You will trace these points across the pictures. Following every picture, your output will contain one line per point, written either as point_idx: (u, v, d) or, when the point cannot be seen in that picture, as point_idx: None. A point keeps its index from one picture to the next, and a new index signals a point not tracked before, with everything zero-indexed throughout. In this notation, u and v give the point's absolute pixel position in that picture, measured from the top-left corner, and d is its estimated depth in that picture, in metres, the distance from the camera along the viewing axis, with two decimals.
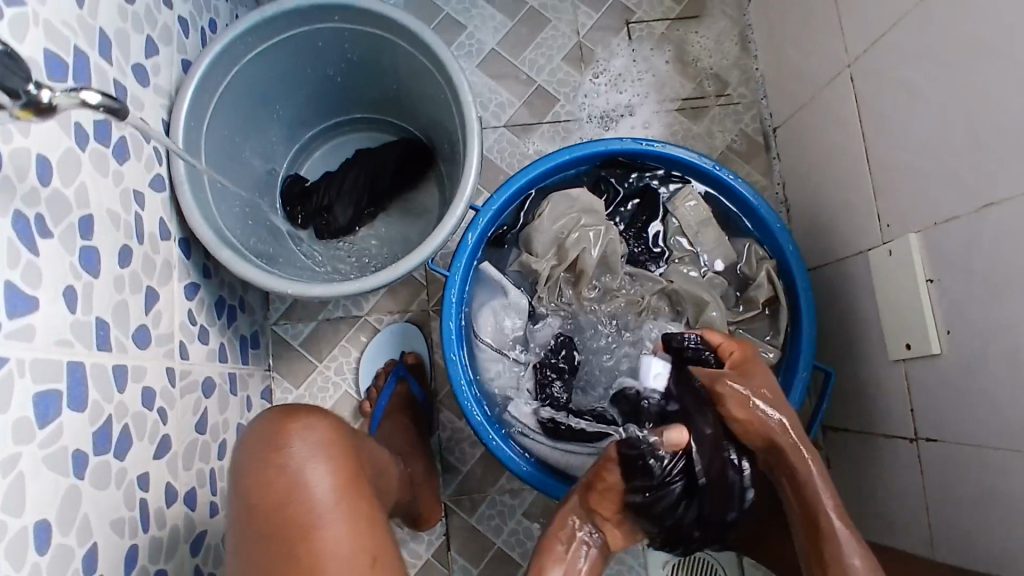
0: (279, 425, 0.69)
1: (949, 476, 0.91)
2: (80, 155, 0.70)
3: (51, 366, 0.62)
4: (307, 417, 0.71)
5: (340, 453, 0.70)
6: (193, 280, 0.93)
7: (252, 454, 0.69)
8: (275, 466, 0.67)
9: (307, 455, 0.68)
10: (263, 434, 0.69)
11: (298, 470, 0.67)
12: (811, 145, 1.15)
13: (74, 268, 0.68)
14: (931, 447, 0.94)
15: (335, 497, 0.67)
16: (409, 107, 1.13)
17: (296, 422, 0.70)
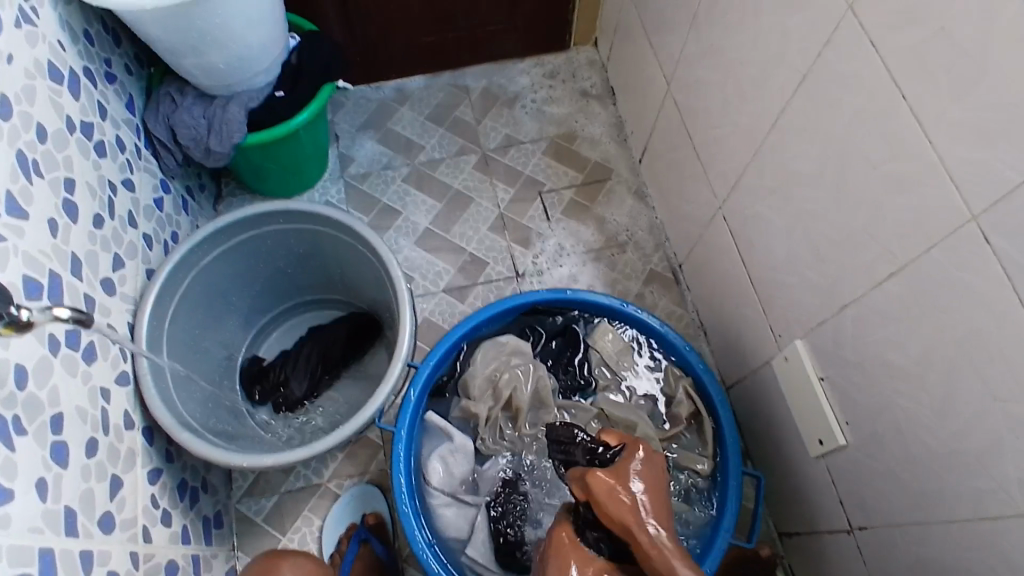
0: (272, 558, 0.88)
1: (887, 560, 0.96)
2: (53, 360, 0.81)
3: (25, 550, 0.68)
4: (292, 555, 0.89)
5: None
6: (155, 465, 1.00)
7: None
8: None
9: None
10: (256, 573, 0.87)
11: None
12: (709, 275, 1.31)
13: (46, 462, 0.76)
14: (864, 535, 0.99)
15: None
16: (353, 287, 1.27)
17: (288, 553, 0.89)
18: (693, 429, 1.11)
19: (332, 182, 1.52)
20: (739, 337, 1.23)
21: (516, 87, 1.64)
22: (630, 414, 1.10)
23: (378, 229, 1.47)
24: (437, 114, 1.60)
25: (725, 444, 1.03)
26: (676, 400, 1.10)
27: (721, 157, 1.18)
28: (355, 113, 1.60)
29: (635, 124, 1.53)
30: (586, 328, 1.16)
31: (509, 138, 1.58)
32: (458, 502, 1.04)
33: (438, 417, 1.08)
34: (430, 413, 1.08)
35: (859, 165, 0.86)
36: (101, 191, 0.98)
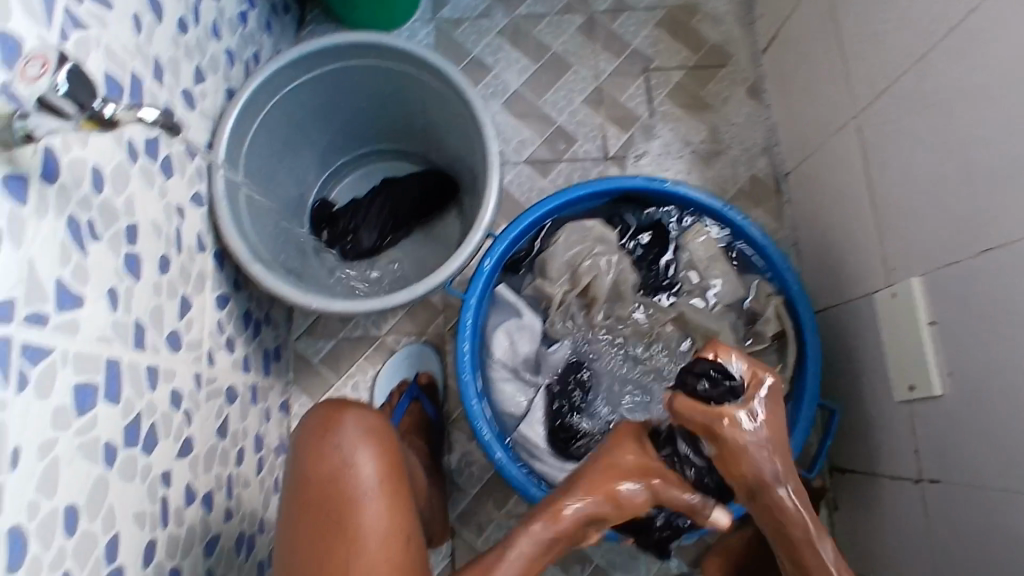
0: (335, 408, 0.79)
1: (953, 517, 0.91)
2: (129, 169, 0.77)
3: (91, 360, 0.68)
4: (357, 407, 0.80)
5: (384, 440, 0.78)
6: (224, 292, 0.98)
7: (308, 433, 0.78)
8: (330, 449, 0.76)
9: (354, 442, 0.76)
10: (316, 419, 0.79)
11: (344, 453, 0.75)
12: (820, 190, 1.19)
13: (119, 271, 0.74)
14: (933, 488, 0.94)
15: (379, 482, 0.75)
16: (436, 141, 1.20)
17: (353, 406, 0.81)
18: (776, 349, 1.03)
19: (423, 24, 1.39)
20: (840, 263, 1.13)
21: None
22: (713, 323, 1.02)
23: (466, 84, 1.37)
24: None
25: (805, 372, 0.98)
26: (766, 316, 1.02)
27: (872, 57, 1.02)
28: None
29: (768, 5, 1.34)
30: (680, 227, 1.07)
31: (622, 1, 1.41)
32: (519, 381, 1.02)
33: (510, 292, 1.04)
34: (502, 285, 1.04)
35: None
36: None
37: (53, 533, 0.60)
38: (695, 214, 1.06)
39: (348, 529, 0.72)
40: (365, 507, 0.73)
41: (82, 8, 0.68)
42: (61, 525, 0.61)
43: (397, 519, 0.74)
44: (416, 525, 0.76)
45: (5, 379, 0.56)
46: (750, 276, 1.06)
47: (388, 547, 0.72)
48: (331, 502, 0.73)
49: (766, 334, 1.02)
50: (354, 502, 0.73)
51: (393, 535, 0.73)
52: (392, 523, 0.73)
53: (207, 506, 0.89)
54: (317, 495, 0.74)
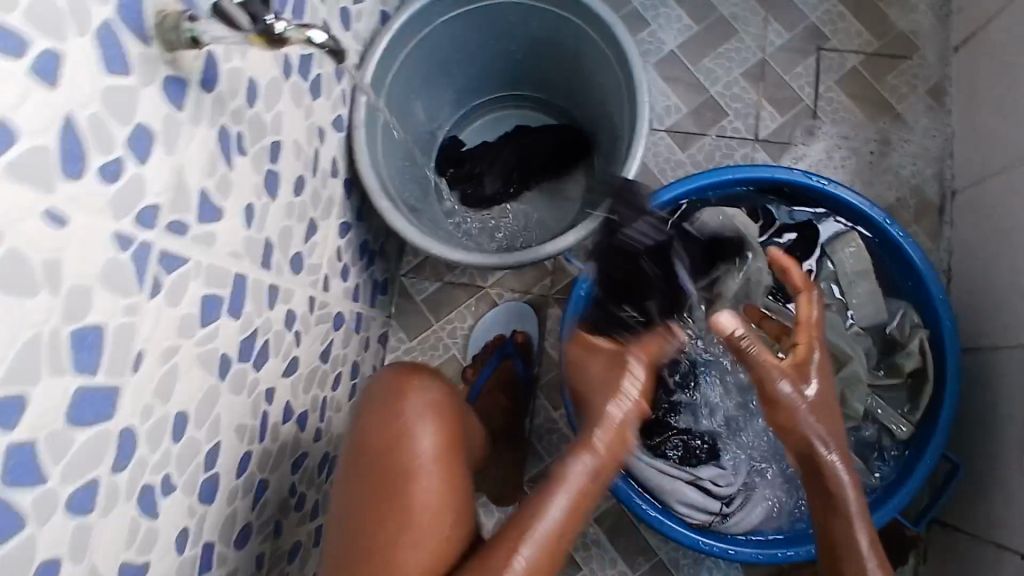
0: (404, 379, 0.77)
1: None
2: (282, 85, 0.75)
3: (222, 275, 0.68)
4: (425, 377, 0.77)
5: (446, 416, 0.75)
6: (347, 219, 0.98)
7: (374, 396, 0.76)
8: (392, 415, 0.73)
9: (418, 415, 0.73)
10: (385, 385, 0.77)
11: (406, 423, 0.72)
12: (995, 219, 1.04)
13: (257, 189, 0.74)
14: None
15: (437, 455, 0.72)
16: (578, 96, 1.14)
17: (419, 377, 0.78)
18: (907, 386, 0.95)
19: None
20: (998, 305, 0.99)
21: None
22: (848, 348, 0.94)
23: None
24: None
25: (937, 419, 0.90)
26: (908, 350, 0.93)
27: None
28: None
29: None
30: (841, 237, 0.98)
31: None
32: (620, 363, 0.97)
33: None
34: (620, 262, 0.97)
35: None
36: None
37: (161, 434, 0.62)
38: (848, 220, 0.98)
39: (399, 501, 0.69)
40: (420, 482, 0.70)
41: None
42: (170, 428, 0.63)
43: (449, 495, 0.71)
44: (467, 508, 0.74)
45: (141, 283, 0.56)
46: (896, 302, 0.96)
47: (437, 524, 0.70)
48: (383, 470, 0.71)
49: (903, 368, 0.94)
50: (411, 473, 0.70)
51: (443, 516, 0.70)
52: (444, 504, 0.71)
53: (302, 425, 0.92)
54: (370, 459, 0.72)
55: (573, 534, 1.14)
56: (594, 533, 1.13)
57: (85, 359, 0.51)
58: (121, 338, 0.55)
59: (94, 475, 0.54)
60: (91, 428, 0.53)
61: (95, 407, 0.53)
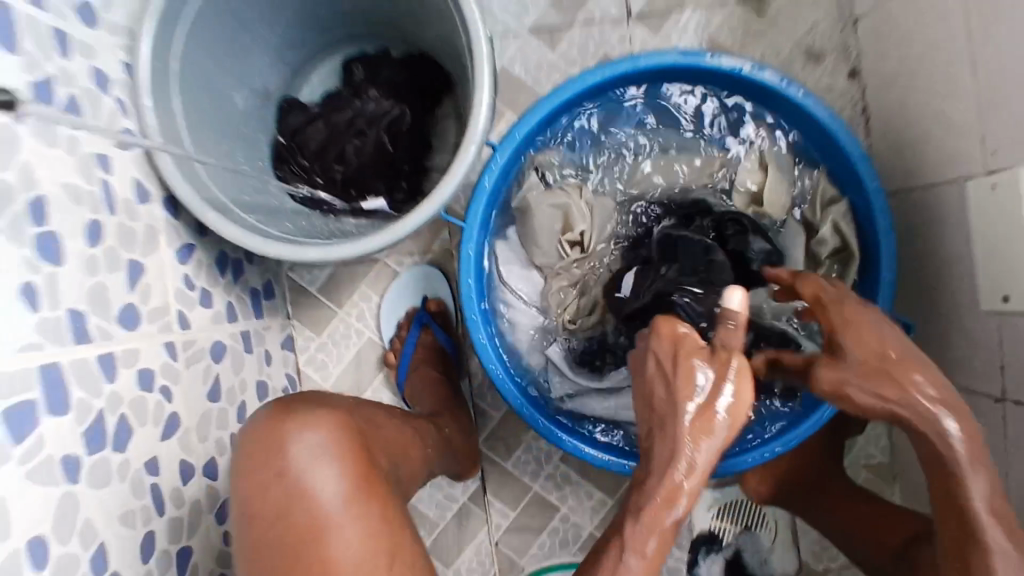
0: (274, 422, 0.63)
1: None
2: (18, 129, 0.60)
3: (17, 378, 0.58)
4: (306, 411, 0.64)
5: (347, 450, 0.63)
6: (187, 241, 0.85)
7: (249, 447, 0.63)
8: (279, 474, 0.60)
9: (308, 454, 0.61)
10: (261, 433, 0.63)
11: (301, 474, 0.60)
12: (902, 41, 0.93)
13: (32, 262, 0.61)
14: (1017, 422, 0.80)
15: (345, 496, 0.61)
16: (411, 19, 0.96)
17: (301, 409, 0.65)
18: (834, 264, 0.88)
19: None
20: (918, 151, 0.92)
21: None
22: (782, 193, 0.91)
23: None
24: None
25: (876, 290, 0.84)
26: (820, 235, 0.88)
27: None
28: None
29: None
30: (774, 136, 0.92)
31: None
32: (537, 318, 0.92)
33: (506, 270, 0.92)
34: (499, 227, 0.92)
35: None
36: None
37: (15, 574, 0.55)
38: (742, 94, 0.90)
39: (315, 544, 0.59)
40: (331, 532, 0.59)
41: None
42: (26, 562, 0.57)
43: (375, 534, 0.61)
44: (402, 528, 0.63)
45: None
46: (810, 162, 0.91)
47: (366, 567, 0.59)
48: (292, 531, 0.59)
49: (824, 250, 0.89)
50: (322, 533, 0.59)
51: (373, 555, 0.60)
52: (366, 543, 0.60)
53: (211, 474, 0.85)
54: (279, 525, 0.60)
55: (541, 479, 1.09)
56: (563, 474, 1.09)
57: None
58: None
59: None
60: None
61: None
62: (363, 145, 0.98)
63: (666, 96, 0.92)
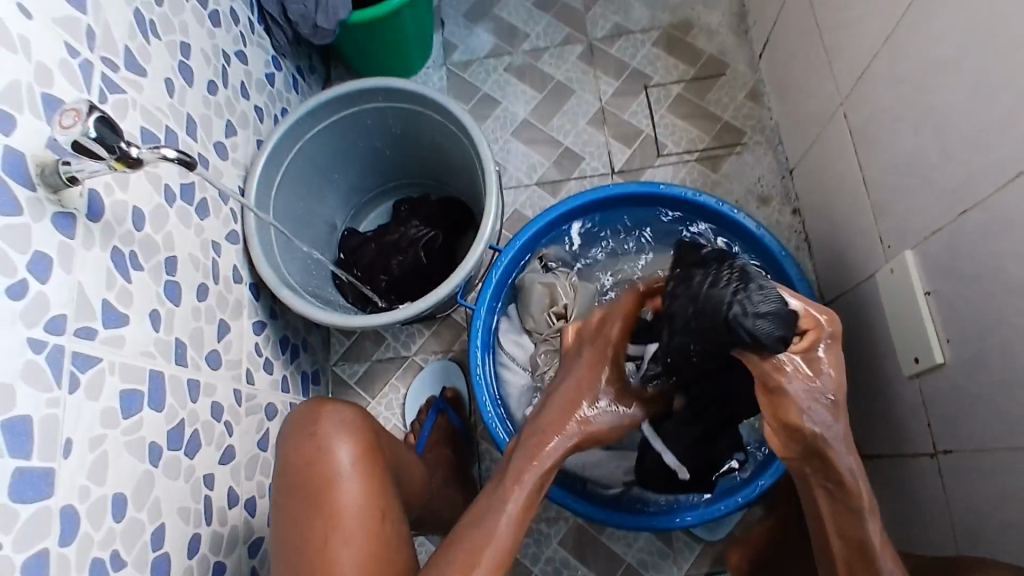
0: (313, 409, 0.81)
1: (966, 487, 0.92)
2: (168, 210, 0.90)
3: (136, 371, 0.79)
4: (338, 403, 0.83)
5: (364, 432, 0.81)
6: (260, 318, 1.09)
7: (292, 423, 0.81)
8: (310, 440, 0.78)
9: (333, 433, 0.78)
10: (302, 415, 0.81)
11: (325, 441, 0.77)
12: (821, 180, 1.21)
13: (159, 296, 0.86)
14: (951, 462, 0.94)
15: (356, 467, 0.77)
16: (447, 167, 1.28)
17: (333, 404, 0.83)
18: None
19: (435, 70, 1.51)
20: (845, 263, 1.15)
21: None
22: None
23: (477, 118, 1.46)
24: None
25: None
26: None
27: (848, 41, 1.06)
28: None
29: (759, 13, 1.40)
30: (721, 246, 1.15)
31: (620, 26, 1.50)
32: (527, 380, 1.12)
33: (507, 346, 1.13)
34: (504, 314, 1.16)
35: (1005, 43, 0.75)
36: (215, 60, 1.06)
37: (102, 515, 0.71)
38: (696, 217, 1.14)
39: (326, 495, 0.75)
40: (341, 487, 0.75)
41: (118, 76, 0.83)
42: (109, 510, 0.72)
43: (373, 501, 0.76)
44: (392, 498, 0.78)
45: (58, 380, 0.67)
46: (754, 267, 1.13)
47: (364, 518, 0.74)
48: (310, 483, 0.75)
49: None
50: (335, 491, 0.75)
51: (370, 510, 0.75)
52: (367, 501, 0.76)
53: (251, 511, 0.98)
54: (301, 479, 0.76)
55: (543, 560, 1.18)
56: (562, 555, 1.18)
57: (16, 445, 0.62)
58: (48, 427, 0.66)
59: (42, 546, 0.63)
60: (32, 503, 0.63)
61: (33, 486, 0.63)
62: (403, 260, 1.23)
63: (638, 216, 1.18)
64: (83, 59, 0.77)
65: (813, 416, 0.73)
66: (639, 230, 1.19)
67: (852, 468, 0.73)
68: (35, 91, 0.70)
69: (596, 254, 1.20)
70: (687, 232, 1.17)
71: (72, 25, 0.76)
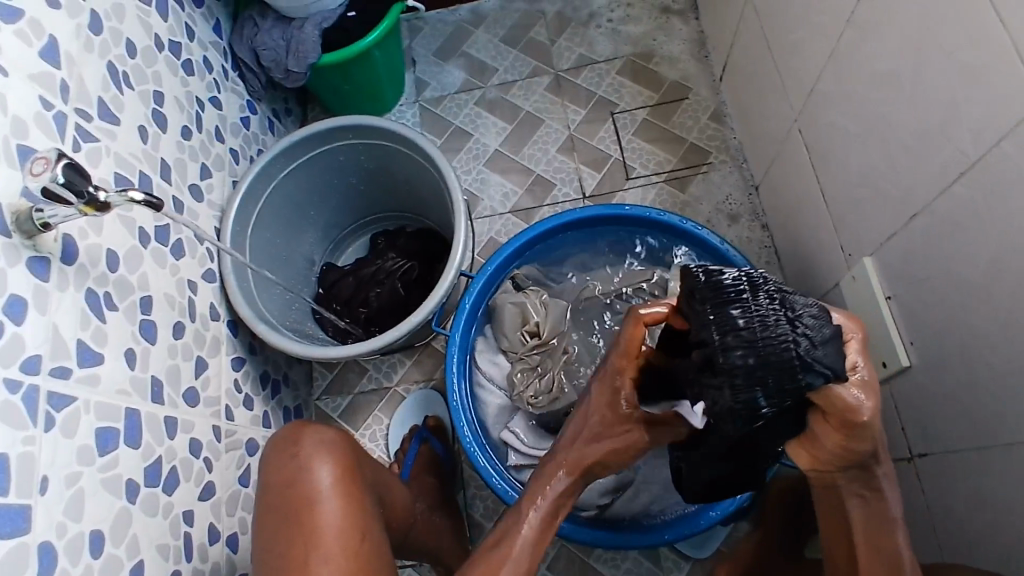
0: (293, 432, 0.82)
1: (941, 487, 0.94)
2: (143, 251, 0.92)
3: (111, 409, 0.80)
4: (320, 424, 0.84)
5: (344, 452, 0.82)
6: (239, 354, 1.11)
7: (274, 446, 0.82)
8: (291, 461, 0.79)
9: (312, 454, 0.79)
10: (283, 437, 0.82)
11: (305, 462, 0.78)
12: (784, 195, 1.24)
13: (135, 336, 0.87)
14: (924, 463, 0.96)
15: (335, 487, 0.78)
16: (421, 200, 1.31)
17: (315, 426, 0.84)
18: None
19: (408, 106, 1.55)
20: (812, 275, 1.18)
21: (592, 6, 1.59)
22: None
23: (450, 151, 1.50)
24: (513, 34, 1.59)
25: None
26: None
27: (797, 62, 1.10)
28: (432, 36, 1.61)
29: (717, 39, 1.45)
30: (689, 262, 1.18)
31: (584, 57, 1.55)
32: (503, 400, 1.15)
33: (484, 369, 1.15)
34: (481, 339, 1.18)
35: (934, 55, 0.79)
36: (189, 106, 1.09)
37: (80, 552, 0.71)
38: (664, 236, 1.17)
39: (306, 515, 0.75)
40: (321, 506, 0.76)
41: (92, 124, 0.86)
42: (86, 547, 0.72)
43: (353, 520, 0.76)
44: (372, 519, 0.79)
45: (34, 420, 0.68)
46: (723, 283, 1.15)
47: (343, 537, 0.75)
48: (291, 504, 0.76)
49: None
50: (314, 511, 0.75)
51: (349, 530, 0.75)
52: (347, 520, 0.76)
53: (233, 547, 0.99)
54: (282, 500, 0.77)
55: None
56: None
57: None
58: (25, 466, 0.67)
59: None
60: (7, 542, 0.63)
61: (10, 522, 0.64)
62: (381, 292, 1.25)
63: (607, 235, 1.20)
64: (57, 110, 0.80)
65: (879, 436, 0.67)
66: (609, 248, 1.22)
67: (887, 471, 0.70)
68: (11, 142, 0.72)
69: (570, 272, 1.23)
70: (656, 250, 1.20)
71: (47, 79, 0.79)
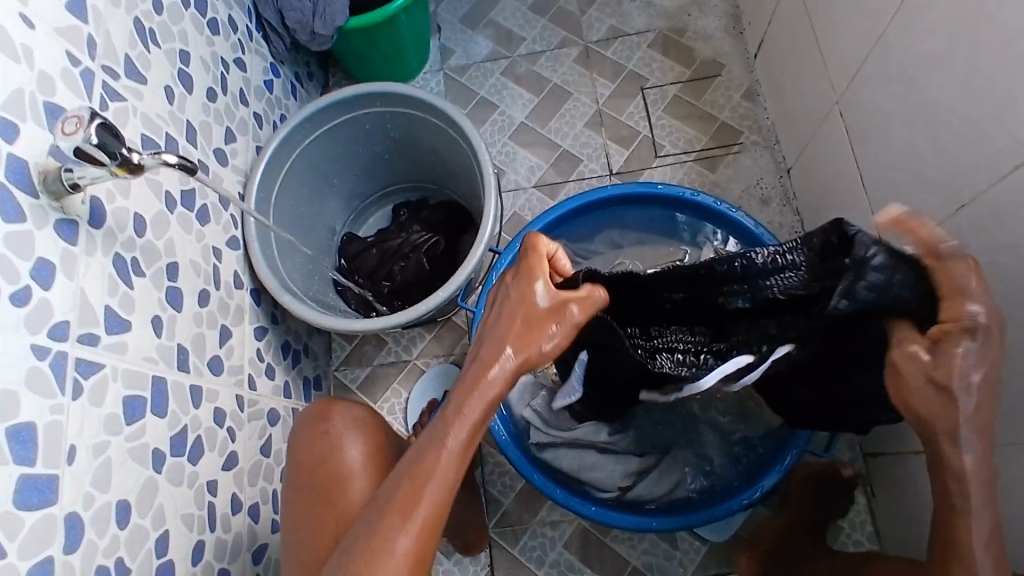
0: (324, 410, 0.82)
1: None
2: (169, 216, 0.90)
3: (138, 376, 0.79)
4: (349, 402, 0.83)
5: (373, 431, 0.81)
6: (261, 323, 1.09)
7: (303, 423, 0.81)
8: (320, 440, 0.78)
9: (343, 433, 0.79)
10: (312, 414, 0.82)
11: (335, 439, 0.78)
12: (820, 179, 1.21)
13: (161, 302, 0.86)
14: None
15: (365, 466, 0.77)
16: (447, 173, 1.29)
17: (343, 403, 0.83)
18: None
19: (433, 74, 1.51)
20: None
21: None
22: None
23: (475, 122, 1.47)
24: (542, 3, 1.54)
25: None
26: None
27: (840, 41, 1.07)
28: (459, 3, 1.56)
29: (754, 14, 1.41)
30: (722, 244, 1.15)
31: (615, 29, 1.50)
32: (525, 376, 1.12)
33: None
34: None
35: (991, 37, 0.76)
36: (214, 68, 1.06)
37: (106, 522, 0.70)
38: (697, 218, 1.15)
39: (339, 493, 0.74)
40: (353, 485, 0.75)
41: (119, 84, 0.84)
42: (113, 517, 0.71)
43: None
44: None
45: (62, 387, 0.67)
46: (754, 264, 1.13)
47: None
48: (322, 482, 0.75)
49: None
50: (345, 489, 0.75)
51: None
52: None
53: (254, 517, 0.98)
54: (311, 477, 0.76)
55: (548, 565, 1.17)
56: (566, 560, 1.17)
57: (21, 452, 0.62)
58: (52, 434, 0.65)
59: (47, 553, 0.63)
60: (36, 511, 0.62)
61: (38, 491, 0.63)
62: (405, 267, 1.23)
63: (639, 216, 1.18)
64: (84, 67, 0.77)
65: (965, 394, 0.61)
66: (642, 228, 1.20)
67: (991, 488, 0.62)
68: (37, 98, 0.69)
69: (599, 250, 1.21)
70: (689, 231, 1.18)
71: (75, 35, 0.76)
